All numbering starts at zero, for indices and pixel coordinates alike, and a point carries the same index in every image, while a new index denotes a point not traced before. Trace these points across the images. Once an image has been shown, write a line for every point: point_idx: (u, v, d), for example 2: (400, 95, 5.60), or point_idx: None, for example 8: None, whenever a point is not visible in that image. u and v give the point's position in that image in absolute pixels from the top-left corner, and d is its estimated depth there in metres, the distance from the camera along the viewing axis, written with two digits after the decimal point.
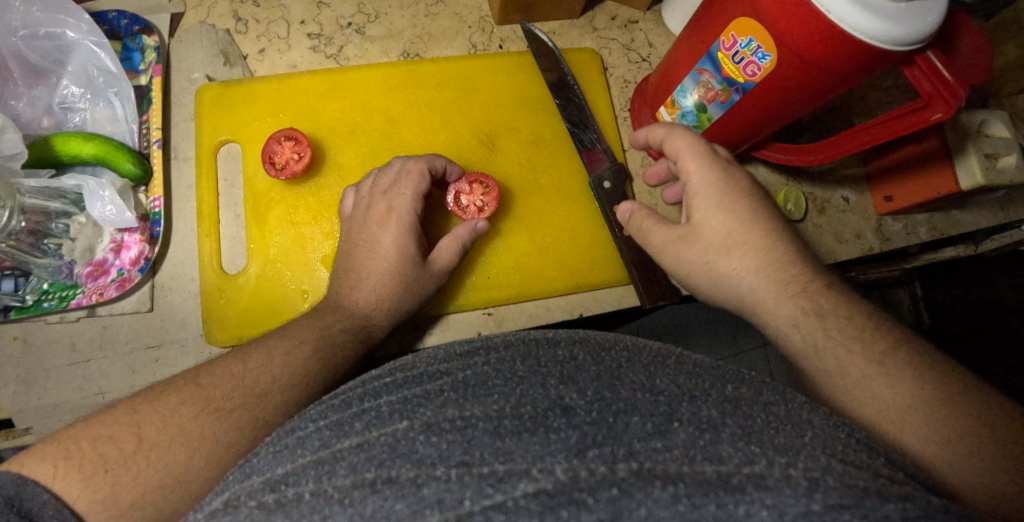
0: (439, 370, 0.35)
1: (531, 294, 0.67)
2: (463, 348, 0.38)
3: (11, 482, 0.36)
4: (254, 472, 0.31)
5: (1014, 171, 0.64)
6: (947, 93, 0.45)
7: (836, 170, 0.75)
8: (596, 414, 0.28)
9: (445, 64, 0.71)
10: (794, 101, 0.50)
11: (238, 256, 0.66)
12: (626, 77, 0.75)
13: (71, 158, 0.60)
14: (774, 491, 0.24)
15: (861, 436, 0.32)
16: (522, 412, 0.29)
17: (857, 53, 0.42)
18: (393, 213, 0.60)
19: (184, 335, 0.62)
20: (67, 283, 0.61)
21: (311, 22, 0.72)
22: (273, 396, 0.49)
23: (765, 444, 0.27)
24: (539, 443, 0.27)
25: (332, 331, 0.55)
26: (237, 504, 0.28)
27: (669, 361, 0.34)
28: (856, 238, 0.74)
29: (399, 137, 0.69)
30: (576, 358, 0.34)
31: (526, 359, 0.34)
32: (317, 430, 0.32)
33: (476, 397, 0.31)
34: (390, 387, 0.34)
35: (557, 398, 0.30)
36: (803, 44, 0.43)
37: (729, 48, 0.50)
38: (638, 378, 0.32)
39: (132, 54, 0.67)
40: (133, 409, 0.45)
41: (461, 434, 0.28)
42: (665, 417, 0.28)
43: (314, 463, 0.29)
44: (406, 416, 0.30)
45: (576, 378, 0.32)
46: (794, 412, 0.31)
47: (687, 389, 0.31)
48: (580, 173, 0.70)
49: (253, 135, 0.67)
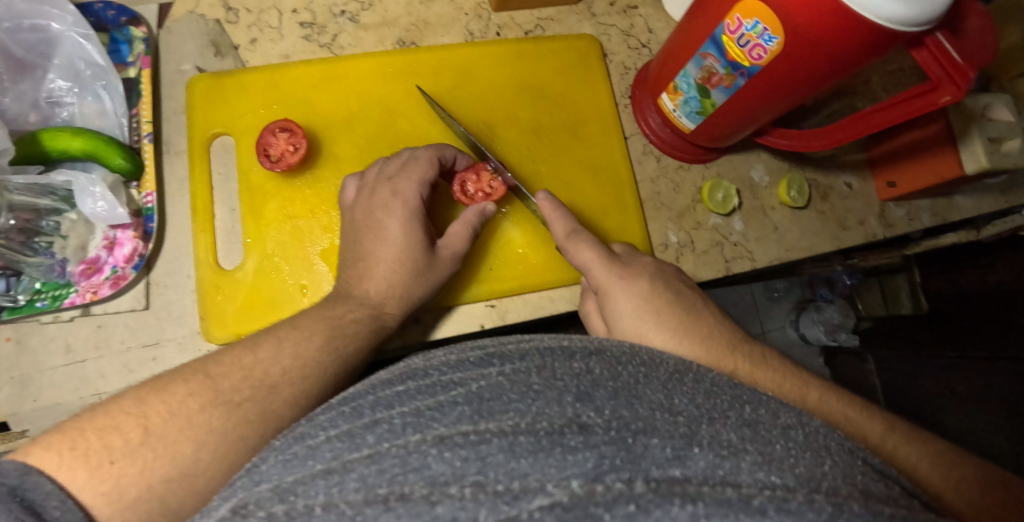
0: (453, 379, 0.33)
1: (534, 285, 0.66)
2: (477, 354, 0.36)
3: (13, 471, 0.36)
4: (263, 480, 0.30)
5: (1018, 155, 0.63)
6: (956, 74, 0.44)
7: (839, 155, 0.74)
8: (614, 433, 0.28)
9: (442, 52, 0.69)
10: (800, 84, 0.49)
11: (234, 251, 0.65)
12: (627, 63, 0.74)
13: (59, 154, 0.59)
14: (796, 514, 0.24)
15: (876, 461, 0.31)
16: (539, 428, 0.28)
17: (868, 35, 0.41)
18: (400, 198, 0.59)
19: (182, 333, 0.61)
20: (60, 282, 0.60)
21: (303, 10, 0.70)
22: (283, 389, 0.49)
23: (788, 474, 0.26)
24: (556, 465, 0.26)
25: (343, 322, 0.54)
26: (246, 512, 0.27)
27: (686, 380, 0.33)
28: (860, 224, 0.73)
29: (396, 127, 0.67)
30: (593, 372, 0.32)
31: (542, 372, 0.32)
32: (328, 439, 0.31)
33: (491, 413, 0.29)
34: (402, 398, 0.33)
35: (574, 416, 0.29)
36: (812, 23, 0.42)
37: (734, 31, 0.48)
38: (657, 396, 0.31)
39: (120, 46, 0.64)
40: (140, 399, 0.44)
41: (476, 451, 0.27)
42: (685, 440, 0.27)
43: (324, 472, 0.28)
44: (419, 429, 0.29)
45: (593, 394, 0.30)
46: (811, 438, 0.30)
47: (706, 411, 0.30)
48: (581, 161, 0.69)
49: (247, 128, 0.66)
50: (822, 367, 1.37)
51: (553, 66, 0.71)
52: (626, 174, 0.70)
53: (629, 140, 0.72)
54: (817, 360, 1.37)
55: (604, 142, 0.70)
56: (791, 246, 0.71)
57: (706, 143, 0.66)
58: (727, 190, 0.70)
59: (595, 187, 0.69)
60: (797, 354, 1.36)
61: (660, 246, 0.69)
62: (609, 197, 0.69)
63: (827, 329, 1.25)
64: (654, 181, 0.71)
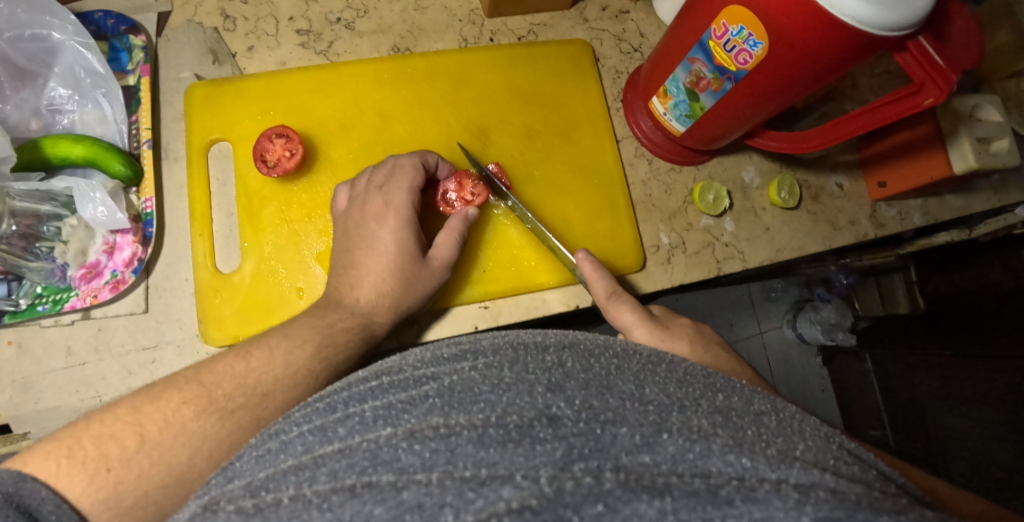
0: (425, 374, 0.34)
1: (526, 286, 0.66)
2: (451, 352, 0.37)
3: (10, 477, 0.36)
4: (235, 476, 0.31)
5: (1007, 155, 0.63)
6: (939, 78, 0.44)
7: (831, 156, 0.75)
8: (582, 425, 0.28)
9: (436, 58, 0.70)
10: (785, 89, 0.50)
11: (232, 255, 0.65)
12: (618, 67, 0.75)
13: (60, 160, 0.60)
14: (764, 504, 0.24)
15: (851, 446, 0.32)
16: (507, 422, 0.29)
17: (849, 39, 0.42)
18: (392, 207, 0.60)
19: (181, 335, 0.62)
20: (61, 286, 0.61)
21: (300, 18, 0.71)
22: (275, 395, 0.50)
23: (757, 455, 0.27)
24: (523, 455, 0.27)
25: (334, 330, 0.55)
26: (216, 508, 0.28)
27: (659, 369, 0.34)
28: (851, 225, 0.74)
29: (391, 132, 0.68)
30: (565, 365, 0.33)
31: (514, 365, 0.33)
32: (300, 435, 0.32)
33: (462, 405, 0.30)
34: (375, 392, 0.33)
35: (544, 407, 0.29)
36: (794, 29, 0.43)
37: (721, 37, 0.49)
38: (627, 386, 0.31)
39: (119, 54, 0.66)
40: (135, 407, 0.45)
41: (445, 442, 0.28)
42: (654, 427, 0.28)
43: (295, 468, 0.29)
44: (390, 423, 0.30)
45: (563, 385, 0.31)
46: (784, 424, 0.31)
47: (677, 399, 0.31)
48: (574, 165, 0.70)
49: (244, 133, 0.67)
50: (820, 367, 1.38)
51: (545, 71, 0.72)
52: (618, 176, 0.71)
53: (621, 143, 0.73)
54: (815, 360, 1.38)
55: (596, 145, 0.71)
56: (783, 246, 0.72)
57: (697, 145, 0.67)
58: (718, 191, 0.71)
59: (588, 190, 0.70)
60: (795, 354, 1.36)
61: (652, 247, 0.70)
62: (601, 198, 0.70)
63: (823, 328, 1.26)
64: (646, 183, 0.72)
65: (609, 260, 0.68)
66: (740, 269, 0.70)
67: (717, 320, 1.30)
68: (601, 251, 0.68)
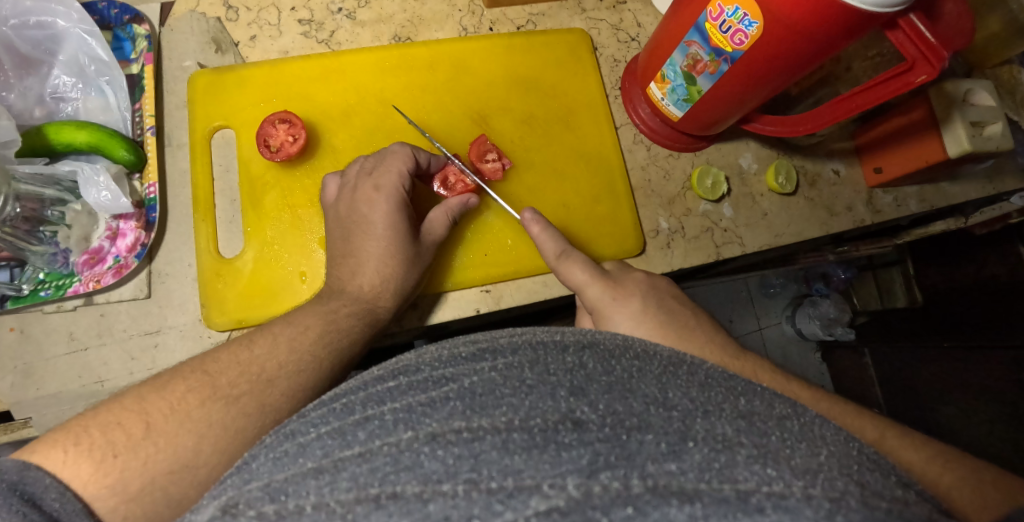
0: (445, 374, 0.32)
1: (527, 271, 0.67)
2: (468, 349, 0.35)
3: (13, 467, 0.37)
4: (253, 478, 0.29)
5: (1000, 139, 0.63)
6: (931, 55, 0.43)
7: (826, 143, 0.75)
8: (608, 430, 0.27)
9: (436, 46, 0.70)
10: (781, 69, 0.50)
11: (235, 239, 0.66)
12: (616, 56, 0.75)
13: (65, 146, 0.60)
14: (794, 512, 0.24)
15: (867, 451, 0.31)
16: (532, 425, 0.28)
17: (844, 16, 0.41)
18: (381, 192, 0.60)
19: (184, 320, 0.63)
20: (63, 272, 0.62)
21: (301, 8, 0.71)
22: (279, 381, 0.51)
23: (782, 466, 0.26)
24: (549, 462, 0.26)
25: (337, 315, 0.56)
26: (236, 512, 0.27)
27: (680, 371, 0.33)
28: (848, 211, 0.74)
29: (393, 119, 0.68)
30: (586, 367, 0.32)
31: (535, 366, 0.32)
32: (318, 437, 0.30)
33: (484, 408, 0.29)
34: (393, 393, 0.32)
35: (568, 411, 0.29)
36: (787, 10, 0.43)
37: (716, 18, 0.49)
38: (651, 390, 0.30)
39: (122, 44, 0.66)
40: (140, 397, 0.46)
41: (468, 448, 0.27)
42: (679, 435, 0.27)
43: (314, 472, 0.28)
44: (411, 426, 0.29)
45: (587, 389, 0.30)
46: (807, 428, 0.30)
47: (700, 404, 0.30)
48: (575, 150, 0.70)
49: (248, 120, 0.67)
50: (820, 362, 1.39)
51: (544, 58, 0.72)
52: (615, 160, 0.71)
53: (619, 130, 0.73)
54: (815, 356, 1.39)
55: (595, 132, 0.71)
56: (780, 232, 0.72)
57: (695, 131, 0.67)
58: (716, 176, 0.71)
59: (589, 174, 0.70)
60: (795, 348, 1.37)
61: (651, 232, 0.71)
62: (600, 184, 0.70)
63: (822, 323, 1.27)
64: (645, 169, 0.72)
65: (606, 244, 0.69)
66: (739, 254, 0.71)
67: (717, 317, 1.31)
68: (598, 237, 0.69)
